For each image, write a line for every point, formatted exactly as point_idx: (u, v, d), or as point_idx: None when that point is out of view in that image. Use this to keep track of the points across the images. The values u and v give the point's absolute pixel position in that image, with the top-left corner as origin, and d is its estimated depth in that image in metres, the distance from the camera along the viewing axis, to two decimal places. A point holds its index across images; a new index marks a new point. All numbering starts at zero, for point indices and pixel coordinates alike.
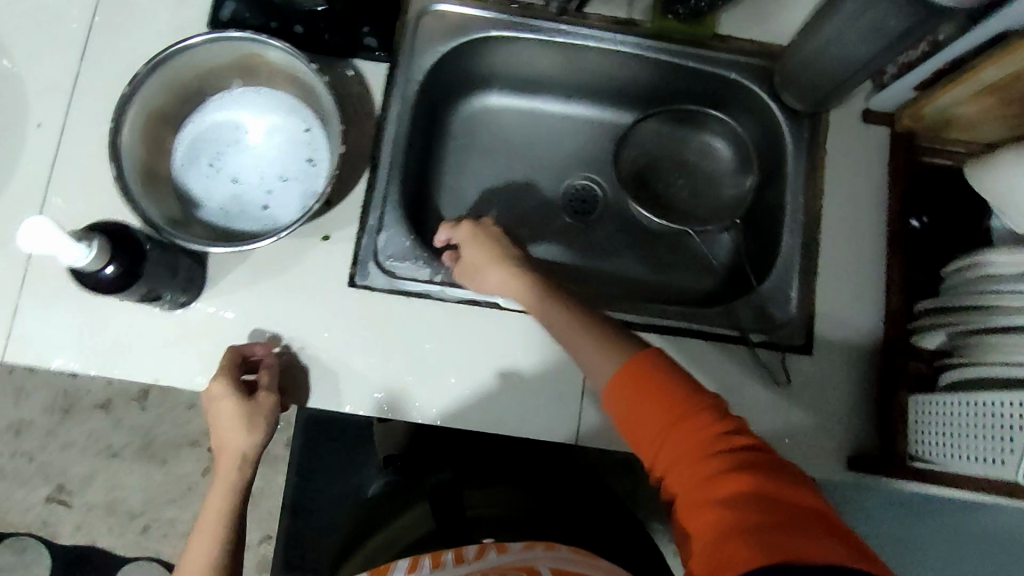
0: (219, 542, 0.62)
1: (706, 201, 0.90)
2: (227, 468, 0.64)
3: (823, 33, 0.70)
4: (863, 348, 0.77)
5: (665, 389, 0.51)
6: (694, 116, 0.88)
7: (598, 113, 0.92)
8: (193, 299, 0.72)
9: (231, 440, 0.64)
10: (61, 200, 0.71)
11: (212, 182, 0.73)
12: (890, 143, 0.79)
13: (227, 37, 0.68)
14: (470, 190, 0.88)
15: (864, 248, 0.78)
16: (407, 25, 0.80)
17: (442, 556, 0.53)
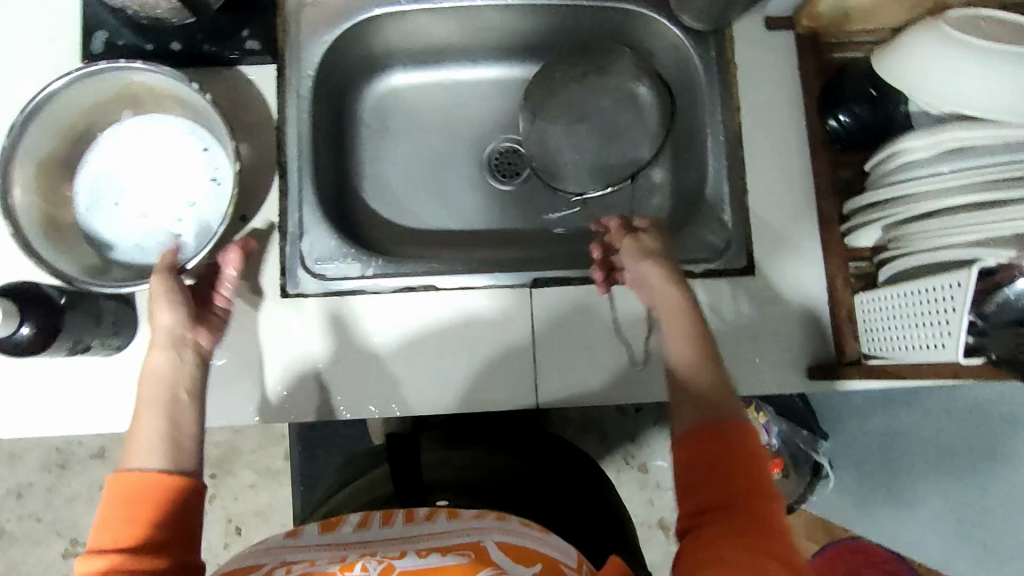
0: (164, 419, 0.53)
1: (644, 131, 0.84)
2: (166, 347, 0.57)
3: None
4: (805, 257, 0.76)
5: (730, 464, 0.47)
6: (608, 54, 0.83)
7: (506, 71, 0.89)
8: (130, 341, 0.71)
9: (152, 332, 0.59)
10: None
11: (119, 221, 0.72)
12: (794, 44, 0.79)
13: (96, 70, 0.67)
14: (394, 175, 0.87)
15: (789, 157, 0.78)
16: (286, 19, 0.77)
17: (394, 513, 0.50)
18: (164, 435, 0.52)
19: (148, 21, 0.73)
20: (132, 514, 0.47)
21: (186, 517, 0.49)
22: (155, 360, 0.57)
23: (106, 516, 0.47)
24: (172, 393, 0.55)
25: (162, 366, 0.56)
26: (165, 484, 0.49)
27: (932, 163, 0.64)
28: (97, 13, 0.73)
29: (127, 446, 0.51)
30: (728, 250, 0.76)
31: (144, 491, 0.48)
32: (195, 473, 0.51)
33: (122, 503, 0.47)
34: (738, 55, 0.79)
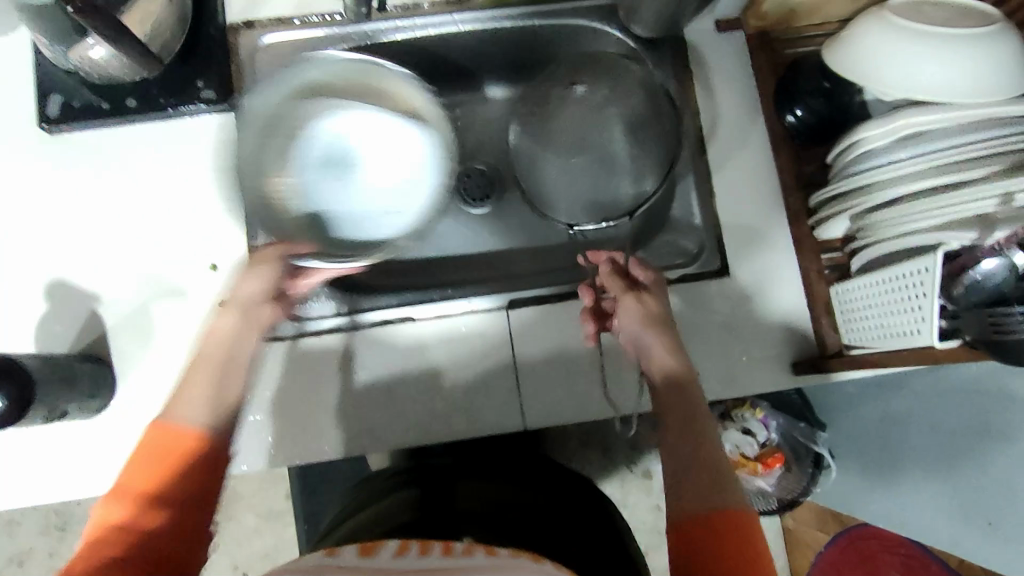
0: (208, 392, 0.50)
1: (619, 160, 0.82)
2: (234, 307, 0.57)
3: None
4: (777, 253, 0.77)
5: (734, 556, 0.46)
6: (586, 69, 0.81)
7: (467, 95, 0.90)
8: (110, 402, 0.71)
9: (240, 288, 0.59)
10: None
11: (339, 183, 0.77)
12: (746, 44, 0.79)
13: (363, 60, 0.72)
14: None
15: (752, 156, 0.78)
16: (239, 66, 0.76)
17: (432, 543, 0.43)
18: (203, 404, 0.50)
19: (102, 81, 0.72)
20: (160, 465, 0.47)
21: (204, 482, 0.48)
22: (225, 321, 0.56)
23: (136, 455, 0.47)
24: (233, 356, 0.54)
25: (235, 328, 0.55)
26: (190, 442, 0.48)
27: (890, 150, 0.64)
28: (51, 77, 0.73)
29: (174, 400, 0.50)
30: (700, 255, 0.77)
31: (172, 443, 0.47)
32: (223, 443, 0.50)
33: (154, 460, 0.47)
34: (693, 59, 0.80)
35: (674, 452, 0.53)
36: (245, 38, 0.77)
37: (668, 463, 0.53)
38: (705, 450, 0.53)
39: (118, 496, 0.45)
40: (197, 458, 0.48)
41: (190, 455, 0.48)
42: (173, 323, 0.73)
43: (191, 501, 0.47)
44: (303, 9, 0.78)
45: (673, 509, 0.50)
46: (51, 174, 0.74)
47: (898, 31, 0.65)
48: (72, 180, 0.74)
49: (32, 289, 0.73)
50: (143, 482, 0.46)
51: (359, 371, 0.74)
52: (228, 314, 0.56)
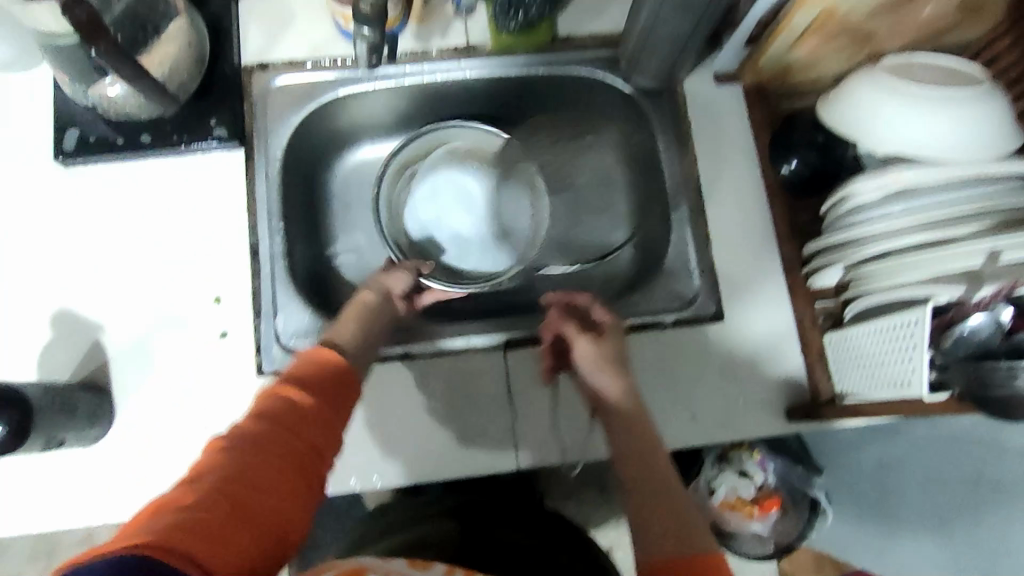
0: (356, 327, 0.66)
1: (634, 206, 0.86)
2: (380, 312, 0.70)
3: (645, 14, 0.71)
4: (772, 300, 0.78)
5: None
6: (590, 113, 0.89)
7: None
8: (106, 431, 0.71)
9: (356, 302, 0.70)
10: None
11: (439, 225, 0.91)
12: (743, 96, 0.82)
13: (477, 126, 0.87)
14: (368, 245, 0.89)
15: (748, 204, 0.80)
16: (252, 105, 0.79)
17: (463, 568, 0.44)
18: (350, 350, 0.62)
19: (119, 117, 0.75)
20: (312, 373, 0.53)
21: (342, 404, 0.53)
22: (366, 296, 0.71)
23: (301, 360, 0.55)
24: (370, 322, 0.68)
25: (371, 303, 0.70)
26: (335, 362, 0.55)
27: (882, 206, 0.66)
28: (69, 112, 0.76)
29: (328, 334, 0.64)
30: (695, 299, 0.78)
31: (325, 359, 0.55)
32: (357, 375, 0.57)
33: (307, 370, 0.54)
34: (692, 111, 0.82)
35: (639, 497, 0.56)
36: (258, 78, 0.80)
37: (635, 514, 0.55)
38: (665, 482, 0.56)
39: (282, 389, 0.51)
40: (342, 381, 0.54)
41: (333, 373, 0.54)
42: (173, 354, 0.74)
43: (325, 418, 0.52)
44: (316, 53, 0.81)
45: (648, 552, 0.52)
46: (63, 205, 0.76)
47: (890, 90, 0.67)
48: (82, 212, 0.76)
49: (34, 318, 0.74)
50: (295, 378, 0.53)
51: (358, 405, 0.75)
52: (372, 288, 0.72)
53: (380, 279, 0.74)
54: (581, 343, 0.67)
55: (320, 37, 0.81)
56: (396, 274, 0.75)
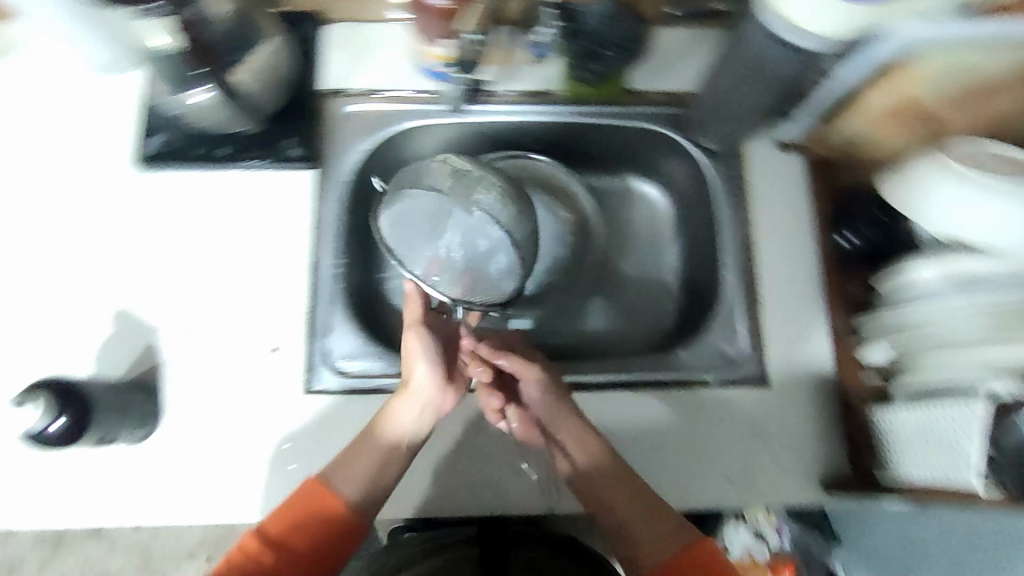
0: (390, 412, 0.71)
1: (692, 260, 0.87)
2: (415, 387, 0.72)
3: (727, 75, 0.74)
4: (815, 370, 0.78)
5: None
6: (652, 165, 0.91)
7: None
8: (153, 432, 0.73)
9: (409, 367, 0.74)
10: (27, 355, 0.74)
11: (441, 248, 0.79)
12: (807, 169, 0.84)
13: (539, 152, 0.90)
14: None
15: (800, 272, 0.81)
16: (328, 128, 0.82)
17: None
18: (371, 473, 0.67)
19: (200, 129, 0.78)
20: (306, 513, 0.65)
21: (329, 545, 0.65)
22: (399, 407, 0.70)
23: (292, 501, 0.66)
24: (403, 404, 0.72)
25: (408, 414, 0.70)
26: (332, 504, 0.65)
27: (938, 292, 0.65)
28: (153, 119, 0.79)
29: (342, 468, 0.67)
30: (740, 361, 0.79)
31: (317, 499, 0.65)
32: (359, 517, 0.66)
33: (312, 504, 0.65)
34: (751, 176, 0.83)
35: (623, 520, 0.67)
36: (333, 103, 0.82)
37: (628, 532, 0.66)
38: (641, 499, 0.67)
39: (263, 535, 0.63)
40: (333, 518, 0.65)
41: (324, 515, 0.65)
42: (225, 362, 0.75)
43: (319, 556, 0.64)
44: (393, 84, 0.83)
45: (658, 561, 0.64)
46: (135, 208, 0.79)
47: (954, 174, 0.65)
48: (152, 215, 0.78)
49: (95, 314, 0.76)
50: (275, 527, 0.64)
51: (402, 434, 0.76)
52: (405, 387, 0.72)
53: (410, 375, 0.73)
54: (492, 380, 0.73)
55: (399, 69, 0.83)
56: (417, 346, 0.74)
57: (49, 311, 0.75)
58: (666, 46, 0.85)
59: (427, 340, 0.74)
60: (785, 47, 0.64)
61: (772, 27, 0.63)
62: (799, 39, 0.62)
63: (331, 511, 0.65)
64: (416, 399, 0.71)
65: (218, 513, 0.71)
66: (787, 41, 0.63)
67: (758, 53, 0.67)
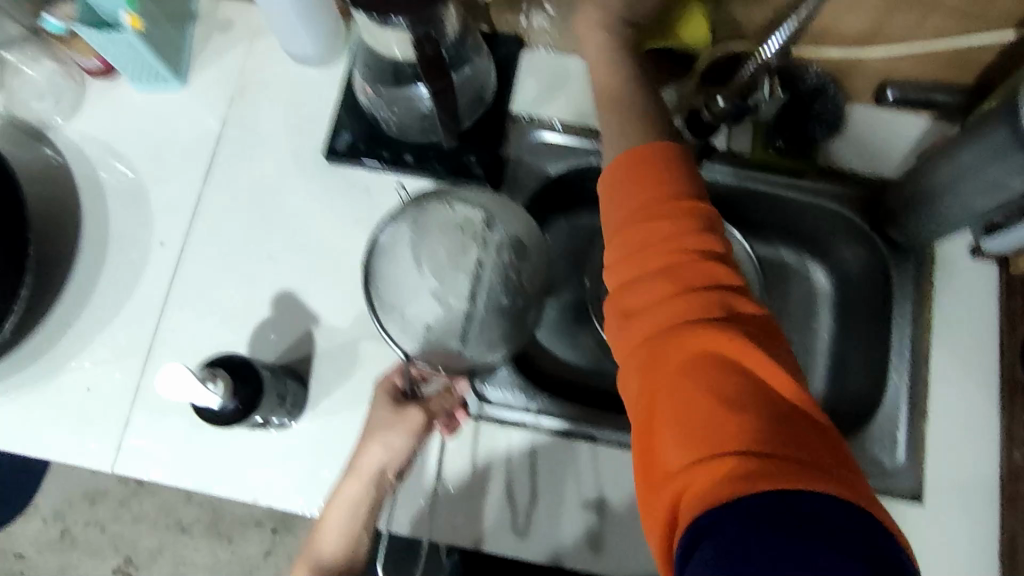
0: (349, 505, 0.65)
1: (856, 356, 0.82)
2: (361, 477, 0.65)
3: (942, 177, 0.68)
4: (979, 501, 0.72)
5: None
6: (828, 247, 0.86)
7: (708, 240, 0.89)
8: (296, 418, 0.74)
9: (367, 451, 0.65)
10: (194, 322, 0.77)
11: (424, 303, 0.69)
12: (1000, 281, 0.77)
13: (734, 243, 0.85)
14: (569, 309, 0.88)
15: (977, 392, 0.75)
16: (511, 152, 0.81)
17: None
18: (337, 555, 0.66)
19: (390, 133, 0.79)
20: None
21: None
22: (351, 487, 0.65)
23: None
24: (362, 500, 0.65)
25: (360, 496, 0.65)
26: None
27: None
28: (346, 116, 0.81)
29: (309, 556, 0.67)
30: (895, 472, 0.73)
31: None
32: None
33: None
34: (938, 278, 0.78)
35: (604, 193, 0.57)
36: (521, 128, 0.82)
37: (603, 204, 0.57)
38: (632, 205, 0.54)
39: None
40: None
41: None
42: (371, 364, 0.76)
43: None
44: (579, 118, 0.82)
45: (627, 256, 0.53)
46: (312, 196, 0.81)
47: None
48: (329, 208, 0.80)
49: (261, 294, 0.78)
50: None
51: (541, 479, 0.73)
52: (356, 475, 0.65)
53: (363, 467, 0.65)
54: (596, 34, 0.68)
55: (589, 106, 0.83)
56: (403, 434, 0.65)
57: (221, 284, 0.78)
58: (868, 126, 0.81)
59: (416, 429, 0.65)
60: None
61: None
62: None
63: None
64: (360, 480, 0.65)
65: None
66: None
67: (998, 161, 0.62)
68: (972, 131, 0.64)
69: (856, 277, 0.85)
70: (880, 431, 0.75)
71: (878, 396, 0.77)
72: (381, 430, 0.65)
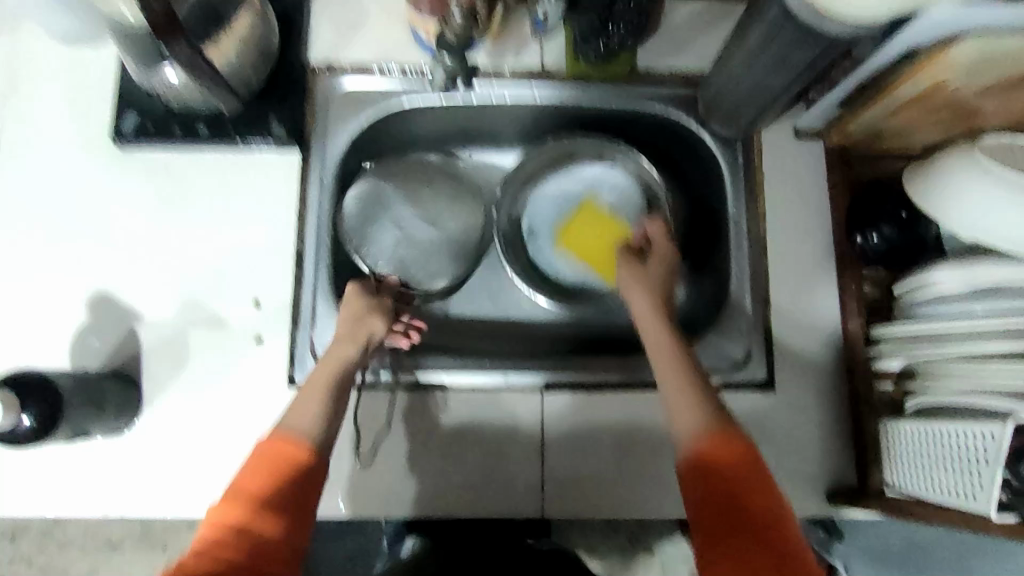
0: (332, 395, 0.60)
1: (704, 255, 0.83)
2: (347, 341, 0.64)
3: (735, 61, 0.67)
4: (821, 375, 0.74)
5: None
6: (665, 153, 0.85)
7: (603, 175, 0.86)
8: (133, 423, 0.71)
9: (361, 324, 0.66)
10: (8, 343, 0.72)
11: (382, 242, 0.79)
12: (823, 159, 0.77)
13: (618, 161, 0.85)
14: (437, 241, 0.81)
15: (812, 271, 0.75)
16: (316, 107, 0.77)
17: None
18: (326, 411, 0.59)
19: (176, 107, 0.73)
20: (268, 471, 0.53)
21: (306, 492, 0.54)
22: (345, 348, 0.63)
23: (251, 463, 0.54)
24: (342, 388, 0.61)
25: (353, 358, 0.63)
26: (297, 449, 0.55)
27: (963, 299, 0.63)
28: (129, 95, 0.75)
29: (292, 411, 0.58)
30: (745, 362, 0.75)
31: (278, 450, 0.55)
32: (319, 472, 0.56)
33: (266, 457, 0.54)
34: (765, 164, 0.77)
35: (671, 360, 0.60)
36: (324, 79, 0.78)
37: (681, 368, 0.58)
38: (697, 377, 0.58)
39: (234, 489, 0.52)
40: (297, 465, 0.54)
41: (295, 462, 0.54)
42: (206, 350, 0.73)
43: (296, 507, 0.53)
44: (383, 58, 0.78)
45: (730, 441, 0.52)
46: (110, 185, 0.75)
47: (977, 166, 0.62)
48: (132, 197, 0.75)
49: (74, 301, 0.73)
50: (248, 489, 0.52)
51: (396, 438, 0.73)
52: (351, 339, 0.65)
53: (360, 333, 0.65)
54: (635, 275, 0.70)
55: (392, 42, 0.78)
56: (381, 317, 0.68)
57: (31, 297, 0.73)
58: (679, 22, 0.79)
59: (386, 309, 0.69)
60: (804, 31, 0.57)
61: (792, 5, 0.56)
62: (829, 27, 0.55)
63: (299, 458, 0.55)
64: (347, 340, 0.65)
65: (200, 506, 0.70)
66: (807, 27, 0.57)
67: (775, 36, 0.60)
68: (752, 9, 0.62)
69: (695, 178, 0.84)
70: (727, 325, 0.76)
71: (724, 290, 0.78)
72: (366, 309, 0.67)
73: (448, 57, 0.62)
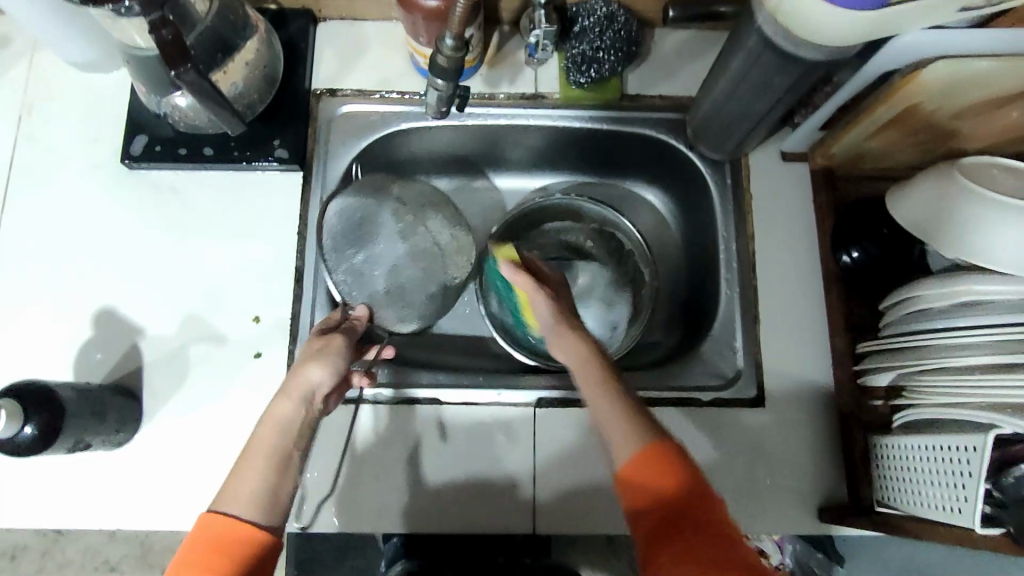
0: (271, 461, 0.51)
1: (695, 274, 0.85)
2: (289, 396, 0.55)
3: (719, 86, 0.69)
4: (810, 392, 0.75)
5: None
6: (656, 176, 0.88)
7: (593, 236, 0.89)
8: (131, 437, 0.72)
9: (300, 373, 0.56)
10: (15, 358, 0.74)
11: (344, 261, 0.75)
12: (809, 181, 0.79)
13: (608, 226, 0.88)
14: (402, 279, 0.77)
15: (800, 289, 0.77)
16: (317, 130, 0.80)
17: None
18: (267, 486, 0.50)
19: (185, 129, 0.77)
20: (208, 560, 0.47)
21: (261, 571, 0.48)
22: (283, 407, 0.54)
23: (191, 549, 0.48)
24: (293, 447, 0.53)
25: (294, 417, 0.54)
26: (248, 529, 0.49)
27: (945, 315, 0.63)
28: (139, 119, 0.78)
29: (234, 482, 0.51)
30: (735, 379, 0.76)
31: (224, 533, 0.48)
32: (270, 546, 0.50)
33: (211, 538, 0.48)
34: (753, 185, 0.80)
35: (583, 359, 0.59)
36: (325, 104, 0.81)
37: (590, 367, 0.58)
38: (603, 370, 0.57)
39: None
40: (251, 544, 0.48)
41: (244, 542, 0.48)
42: (206, 365, 0.74)
43: None
44: (383, 85, 0.81)
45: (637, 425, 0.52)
46: (118, 205, 0.78)
47: (954, 186, 0.63)
48: (138, 216, 0.78)
49: (80, 316, 0.75)
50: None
51: (391, 452, 0.74)
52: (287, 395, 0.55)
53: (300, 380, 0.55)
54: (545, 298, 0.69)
55: (391, 70, 0.82)
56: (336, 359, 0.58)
57: (39, 312, 0.75)
58: (668, 50, 0.82)
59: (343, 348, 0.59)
60: (782, 57, 0.60)
61: (768, 33, 0.59)
62: (804, 51, 0.58)
63: (253, 538, 0.48)
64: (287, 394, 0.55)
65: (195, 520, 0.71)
66: (785, 52, 0.59)
67: (754, 62, 0.63)
68: (733, 37, 0.65)
69: (685, 199, 0.86)
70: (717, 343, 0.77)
71: (713, 308, 0.79)
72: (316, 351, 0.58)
73: (438, 79, 0.64)
